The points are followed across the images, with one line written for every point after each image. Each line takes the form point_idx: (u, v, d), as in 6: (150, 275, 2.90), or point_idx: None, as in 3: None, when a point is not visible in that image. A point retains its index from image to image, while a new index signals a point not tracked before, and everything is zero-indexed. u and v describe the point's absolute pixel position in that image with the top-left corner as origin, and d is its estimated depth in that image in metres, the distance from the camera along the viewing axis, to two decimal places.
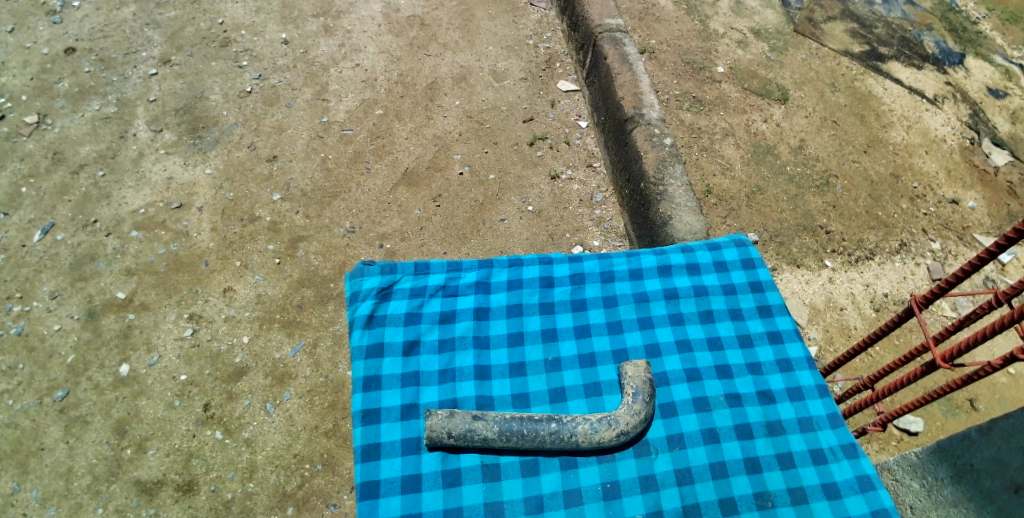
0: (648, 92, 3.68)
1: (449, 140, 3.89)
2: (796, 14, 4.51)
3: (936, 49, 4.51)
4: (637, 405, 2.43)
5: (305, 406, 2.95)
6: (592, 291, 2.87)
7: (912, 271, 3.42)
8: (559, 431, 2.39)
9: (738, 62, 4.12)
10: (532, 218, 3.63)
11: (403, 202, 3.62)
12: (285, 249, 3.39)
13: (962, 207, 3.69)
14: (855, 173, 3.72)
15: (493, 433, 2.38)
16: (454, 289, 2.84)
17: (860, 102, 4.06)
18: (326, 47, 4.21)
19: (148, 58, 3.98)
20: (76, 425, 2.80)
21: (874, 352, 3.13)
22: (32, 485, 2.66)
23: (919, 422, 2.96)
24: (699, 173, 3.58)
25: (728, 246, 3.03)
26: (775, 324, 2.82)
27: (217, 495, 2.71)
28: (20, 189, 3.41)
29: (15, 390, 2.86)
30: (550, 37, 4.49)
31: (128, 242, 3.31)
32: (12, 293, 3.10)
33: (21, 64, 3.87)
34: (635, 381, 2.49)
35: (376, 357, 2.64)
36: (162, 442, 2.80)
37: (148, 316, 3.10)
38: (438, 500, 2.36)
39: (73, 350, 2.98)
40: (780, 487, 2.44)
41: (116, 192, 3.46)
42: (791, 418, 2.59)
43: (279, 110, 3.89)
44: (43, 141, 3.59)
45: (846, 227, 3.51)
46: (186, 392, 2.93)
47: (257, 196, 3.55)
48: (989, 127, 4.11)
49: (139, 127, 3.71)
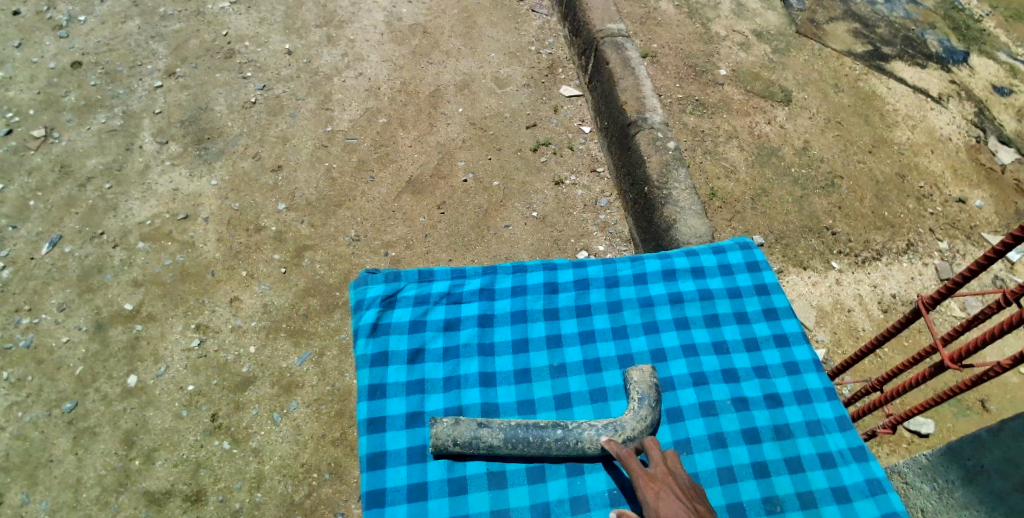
0: (650, 96, 3.68)
1: (453, 148, 3.90)
2: (798, 16, 4.49)
3: (939, 48, 4.49)
4: (643, 411, 2.42)
5: (312, 415, 2.96)
6: (596, 296, 2.86)
7: (920, 271, 3.40)
8: (565, 438, 2.38)
9: (740, 65, 4.11)
10: (537, 224, 3.63)
11: (408, 210, 3.62)
12: (291, 258, 3.40)
13: (969, 206, 3.67)
14: (860, 174, 3.69)
15: (498, 441, 2.38)
16: (458, 296, 2.83)
17: (864, 102, 4.04)
18: (329, 57, 4.23)
19: (153, 70, 4.02)
20: (84, 437, 2.81)
21: (883, 354, 3.12)
22: (41, 496, 2.67)
23: (929, 424, 2.93)
24: (703, 176, 3.57)
25: (733, 249, 3.01)
26: (781, 327, 2.81)
27: (225, 505, 2.72)
28: (28, 202, 3.44)
29: (24, 402, 2.87)
30: (552, 43, 4.50)
31: (135, 254, 3.33)
32: (20, 306, 3.12)
33: (28, 78, 3.90)
34: (641, 386, 2.48)
35: (380, 365, 2.64)
36: (170, 452, 2.81)
37: (155, 327, 3.12)
38: (443, 508, 2.35)
39: (81, 361, 2.99)
40: (789, 491, 2.42)
41: (123, 204, 3.49)
42: (799, 421, 2.57)
43: (283, 120, 3.91)
44: (50, 154, 3.62)
45: (852, 228, 3.49)
46: (193, 402, 2.94)
47: (262, 206, 3.56)
48: (994, 125, 4.09)
49: (145, 139, 3.73)
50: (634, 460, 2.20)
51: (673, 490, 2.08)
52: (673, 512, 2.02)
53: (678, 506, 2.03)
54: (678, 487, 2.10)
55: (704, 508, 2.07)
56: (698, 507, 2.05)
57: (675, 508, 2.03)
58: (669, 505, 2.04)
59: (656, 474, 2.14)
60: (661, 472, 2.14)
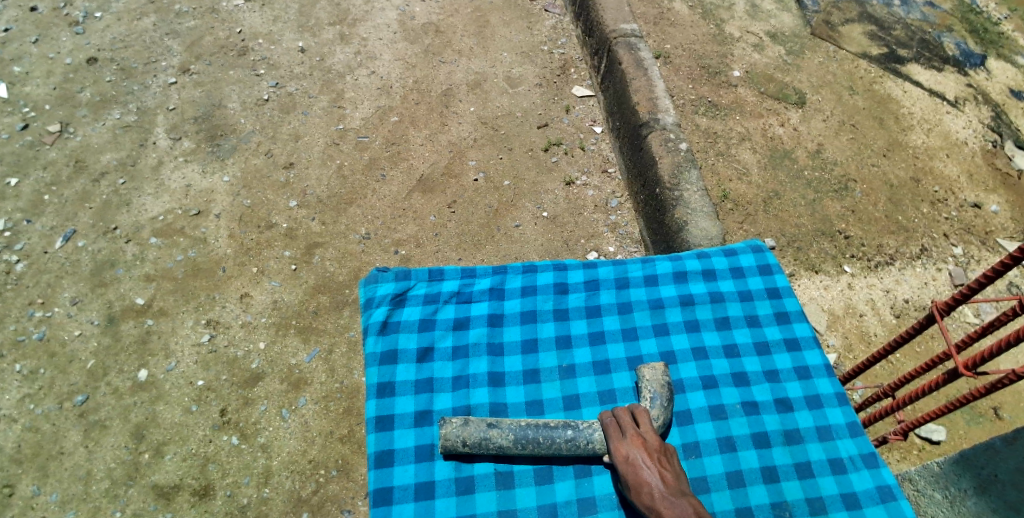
0: (663, 97, 3.66)
1: (464, 147, 3.90)
2: (813, 17, 4.46)
3: (956, 51, 4.45)
4: (655, 411, 2.41)
5: (320, 412, 2.96)
6: (606, 297, 2.85)
7: (933, 277, 3.36)
8: (575, 438, 2.36)
9: (754, 67, 4.08)
10: (547, 224, 3.62)
11: (418, 209, 3.63)
12: (301, 255, 3.41)
13: (985, 211, 3.63)
14: (874, 178, 3.66)
15: (507, 442, 2.37)
16: (468, 296, 2.83)
17: (879, 105, 4.00)
18: (342, 55, 4.24)
19: (168, 67, 4.04)
20: (95, 430, 2.83)
21: (894, 360, 3.08)
22: (52, 488, 2.69)
23: (941, 431, 2.90)
24: (714, 178, 3.55)
25: (745, 251, 2.99)
26: (793, 331, 2.79)
27: (233, 500, 2.73)
28: (43, 197, 3.47)
29: (36, 395, 2.90)
30: (565, 43, 4.48)
31: (147, 249, 3.35)
32: (34, 299, 3.15)
33: (44, 74, 3.94)
34: (652, 385, 2.47)
35: (390, 363, 2.64)
36: (179, 446, 2.82)
37: (166, 322, 3.14)
38: (450, 507, 2.35)
39: (93, 355, 3.02)
40: (798, 496, 2.40)
41: (136, 199, 3.51)
42: (810, 426, 2.55)
43: (295, 118, 3.92)
44: (65, 149, 3.65)
45: (865, 232, 3.46)
46: (203, 397, 2.95)
47: (273, 202, 3.57)
48: (1011, 130, 4.05)
49: (158, 135, 3.76)
50: (612, 424, 2.34)
51: (640, 457, 2.21)
52: (639, 479, 2.17)
53: (643, 474, 2.17)
54: (646, 452, 2.22)
55: (673, 470, 2.18)
56: (666, 472, 2.17)
57: (642, 475, 2.17)
58: (636, 472, 2.18)
59: (629, 440, 2.26)
60: (633, 437, 2.26)
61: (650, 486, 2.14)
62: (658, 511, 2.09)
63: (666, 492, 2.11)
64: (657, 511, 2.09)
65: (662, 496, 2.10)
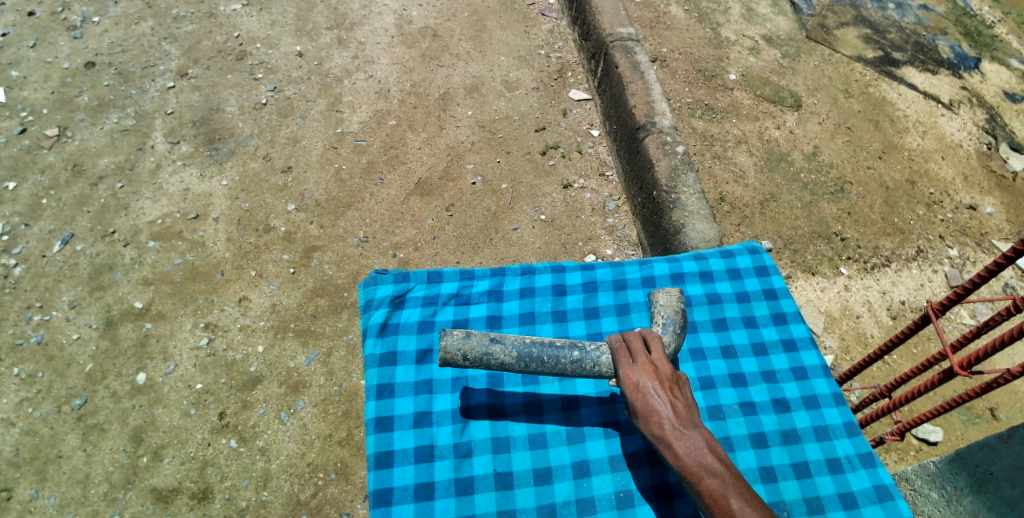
0: (660, 100, 3.68)
1: (462, 150, 3.91)
2: (808, 21, 4.49)
3: (950, 54, 4.48)
4: (667, 336, 2.29)
5: (319, 415, 2.96)
6: (604, 299, 2.86)
7: (929, 278, 3.38)
8: (581, 360, 2.27)
9: (749, 70, 4.11)
10: (545, 227, 3.63)
11: (416, 212, 3.63)
12: (299, 258, 3.41)
13: (980, 212, 3.65)
14: (870, 180, 3.68)
15: (510, 358, 2.29)
16: (466, 298, 2.84)
17: (874, 108, 4.02)
18: (340, 59, 4.25)
19: (166, 71, 4.05)
20: (93, 433, 2.83)
21: (891, 361, 3.10)
22: (50, 491, 2.69)
23: (938, 432, 2.91)
24: (711, 180, 3.56)
25: (742, 253, 3.00)
26: (789, 332, 2.80)
27: (231, 503, 2.73)
28: (41, 200, 3.47)
29: (34, 398, 2.90)
30: (562, 46, 4.51)
31: (145, 252, 3.35)
32: (31, 303, 3.15)
33: (41, 78, 3.94)
34: (666, 311, 2.35)
35: (389, 365, 2.64)
36: (177, 450, 2.82)
37: (165, 325, 3.13)
38: (450, 508, 2.35)
39: (91, 358, 3.02)
40: (795, 496, 2.41)
41: (134, 203, 3.51)
42: (807, 426, 2.56)
43: (293, 122, 3.93)
44: (63, 153, 3.66)
45: (861, 234, 3.47)
46: (201, 400, 2.95)
47: (271, 206, 3.58)
48: (1005, 132, 4.08)
49: (156, 139, 3.76)
50: (621, 350, 2.20)
51: (651, 386, 2.06)
52: (648, 408, 2.03)
53: (653, 403, 2.03)
54: (657, 381, 2.07)
55: (684, 401, 2.06)
56: (677, 402, 2.04)
57: (651, 404, 2.04)
58: (646, 400, 2.04)
59: (640, 367, 2.12)
60: (644, 365, 2.12)
61: (660, 416, 2.01)
62: (668, 442, 1.97)
63: (677, 424, 1.98)
64: (666, 442, 1.97)
65: (673, 427, 1.98)
